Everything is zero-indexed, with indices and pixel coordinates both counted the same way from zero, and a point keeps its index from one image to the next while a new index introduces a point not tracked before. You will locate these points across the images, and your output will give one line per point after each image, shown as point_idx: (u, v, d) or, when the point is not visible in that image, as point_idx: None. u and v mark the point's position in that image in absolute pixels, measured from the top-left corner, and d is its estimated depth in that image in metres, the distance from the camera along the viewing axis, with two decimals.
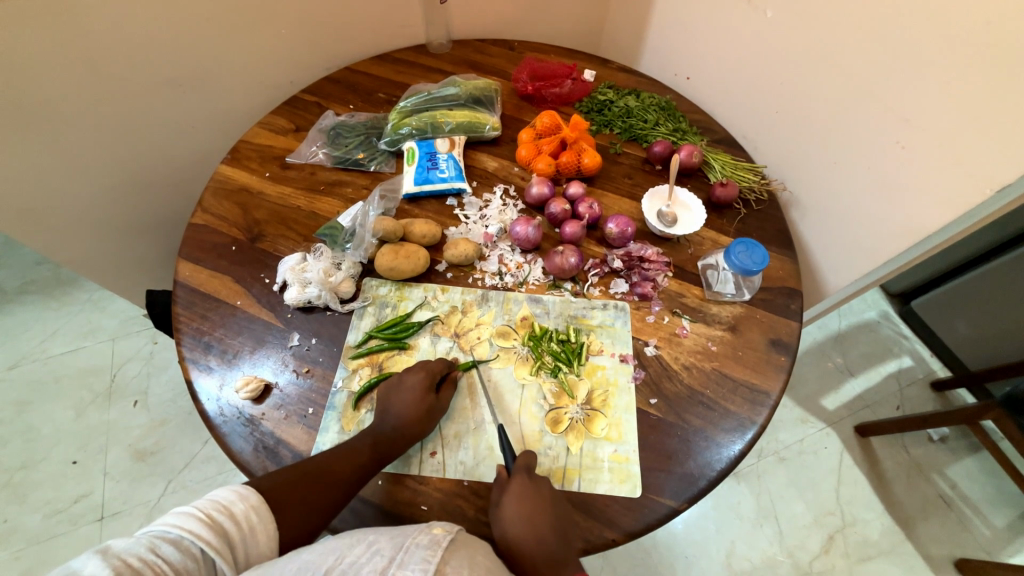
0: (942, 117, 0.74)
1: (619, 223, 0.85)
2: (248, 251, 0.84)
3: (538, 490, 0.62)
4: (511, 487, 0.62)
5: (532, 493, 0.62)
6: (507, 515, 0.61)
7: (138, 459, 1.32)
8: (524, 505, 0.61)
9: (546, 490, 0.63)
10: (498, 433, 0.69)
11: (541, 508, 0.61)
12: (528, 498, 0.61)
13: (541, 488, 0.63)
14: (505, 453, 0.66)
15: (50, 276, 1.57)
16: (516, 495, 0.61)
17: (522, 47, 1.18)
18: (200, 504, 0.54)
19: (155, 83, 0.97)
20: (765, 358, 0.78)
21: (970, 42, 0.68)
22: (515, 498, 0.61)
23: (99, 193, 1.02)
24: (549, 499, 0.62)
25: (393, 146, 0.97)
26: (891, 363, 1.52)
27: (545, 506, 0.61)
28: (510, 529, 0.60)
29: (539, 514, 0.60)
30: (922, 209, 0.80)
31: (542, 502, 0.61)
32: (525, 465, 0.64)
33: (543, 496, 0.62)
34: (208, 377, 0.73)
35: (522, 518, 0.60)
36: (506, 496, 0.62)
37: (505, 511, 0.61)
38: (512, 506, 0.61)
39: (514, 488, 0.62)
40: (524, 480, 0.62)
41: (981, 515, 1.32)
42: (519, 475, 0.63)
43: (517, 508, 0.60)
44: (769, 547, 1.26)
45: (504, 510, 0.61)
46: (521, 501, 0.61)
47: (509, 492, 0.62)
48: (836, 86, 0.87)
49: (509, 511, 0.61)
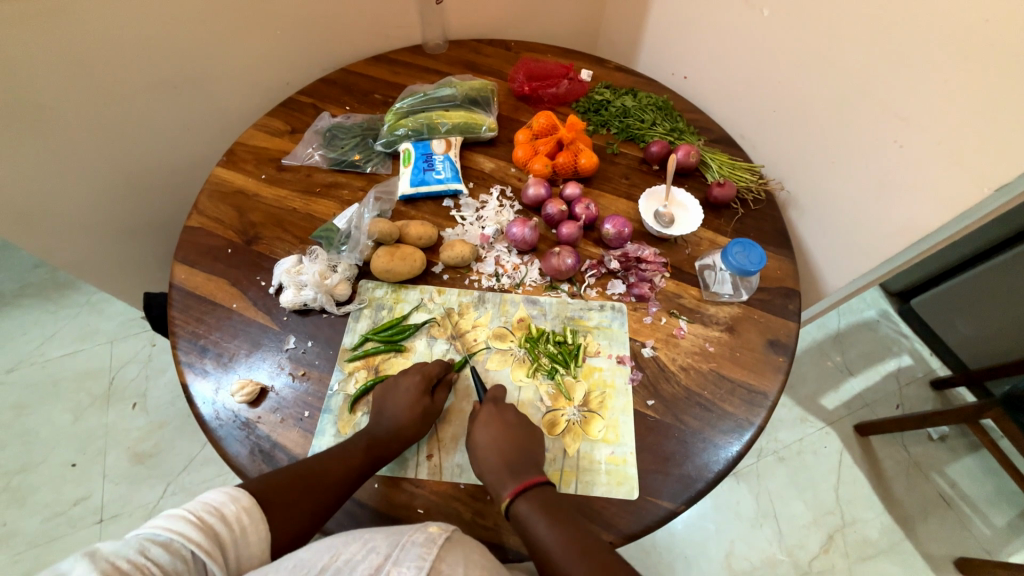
0: (939, 116, 0.74)
1: (616, 224, 0.85)
2: (244, 254, 0.84)
3: (504, 416, 0.67)
4: (479, 415, 0.67)
5: (497, 418, 0.66)
6: (477, 437, 0.65)
7: (137, 462, 1.32)
8: (491, 427, 0.65)
9: (512, 415, 0.67)
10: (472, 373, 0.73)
11: (505, 429, 0.65)
12: (495, 422, 0.66)
13: (507, 414, 0.67)
14: (478, 389, 0.71)
15: (48, 279, 1.56)
16: (485, 419, 0.66)
17: (519, 47, 1.18)
18: (190, 506, 0.54)
19: (151, 85, 0.97)
20: (762, 358, 0.77)
21: (968, 41, 0.68)
22: (483, 422, 0.66)
23: (95, 195, 1.02)
24: (516, 424, 0.66)
25: (389, 147, 0.97)
26: (890, 362, 1.52)
27: (510, 428, 0.65)
28: (478, 449, 0.64)
29: (505, 434, 0.65)
30: (920, 208, 0.79)
31: (508, 425, 0.66)
32: (494, 397, 0.69)
33: (508, 421, 0.66)
34: (203, 381, 0.72)
35: (490, 438, 0.64)
36: (476, 422, 0.66)
37: (474, 434, 0.65)
38: (481, 428, 0.65)
39: (482, 414, 0.67)
40: (492, 408, 0.67)
41: (980, 513, 1.32)
42: (488, 404, 0.68)
43: (484, 430, 0.65)
44: (770, 547, 1.26)
45: (473, 434, 0.66)
46: (488, 425, 0.66)
47: (478, 418, 0.67)
48: (834, 85, 0.86)
49: (476, 432, 0.65)
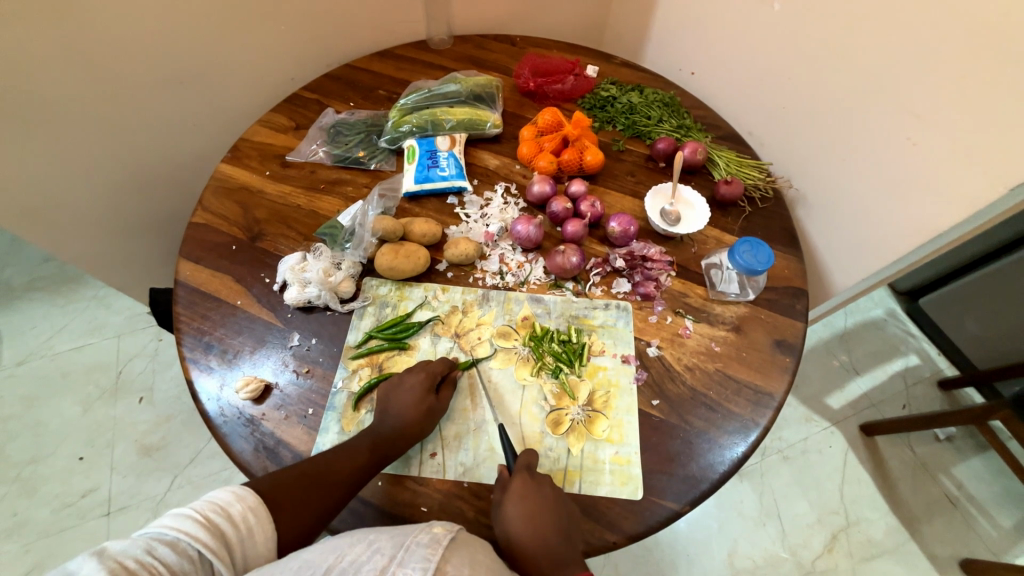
0: (954, 113, 0.72)
1: (621, 221, 0.84)
2: (249, 251, 0.84)
3: (540, 490, 0.61)
4: (512, 488, 0.61)
5: (533, 493, 0.61)
6: (511, 516, 0.59)
7: (144, 455, 1.33)
8: (527, 506, 0.60)
9: (548, 489, 0.62)
10: (499, 433, 0.68)
11: (542, 507, 0.60)
12: (531, 498, 0.60)
13: (542, 488, 0.62)
14: (507, 454, 0.66)
15: (56, 272, 1.57)
16: (519, 495, 0.60)
17: (524, 42, 1.17)
18: (196, 505, 0.54)
19: (155, 81, 0.96)
20: (769, 358, 0.77)
21: (983, 35, 0.67)
22: (517, 498, 0.60)
23: (101, 191, 1.02)
24: (552, 500, 0.61)
25: (393, 144, 0.96)
26: (897, 362, 1.50)
27: (547, 506, 0.60)
28: (513, 531, 0.59)
29: (543, 514, 0.59)
30: (932, 208, 0.78)
31: (545, 502, 0.60)
32: (527, 464, 0.64)
33: (544, 497, 0.61)
34: (208, 377, 0.72)
35: (526, 517, 0.59)
36: (509, 496, 0.61)
37: (507, 512, 0.60)
38: (515, 506, 0.60)
39: (516, 489, 0.61)
40: (526, 479, 0.62)
41: (987, 514, 1.31)
42: (521, 474, 0.62)
43: (519, 508, 0.60)
44: (774, 545, 1.26)
45: (505, 511, 0.60)
46: (523, 502, 0.60)
47: (511, 492, 0.61)
48: (846, 82, 0.85)
49: (511, 512, 0.60)
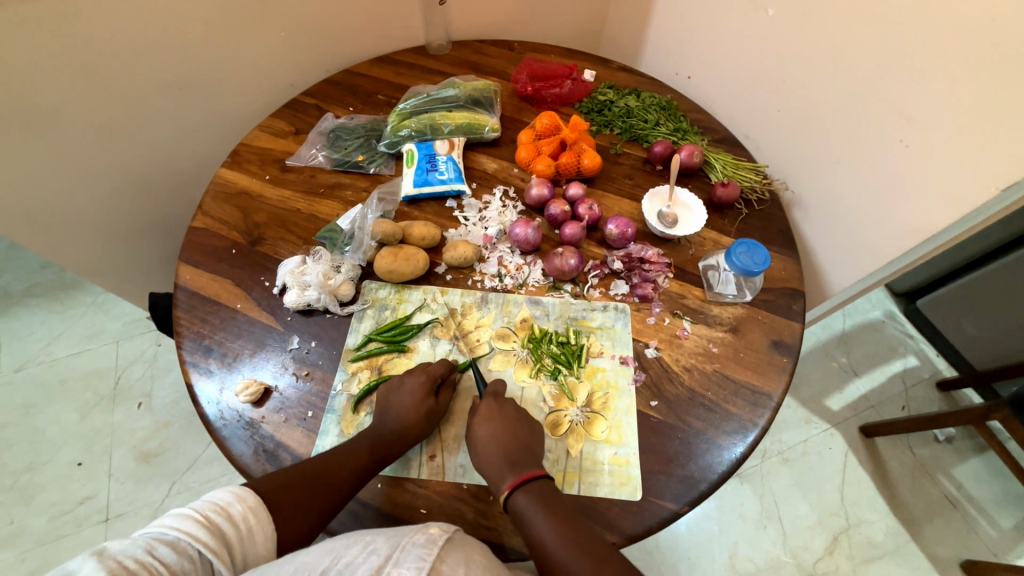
0: (947, 115, 0.73)
1: (619, 224, 0.85)
2: (248, 255, 0.84)
3: (504, 410, 0.67)
4: (479, 409, 0.67)
5: (497, 412, 0.66)
6: (477, 431, 0.65)
7: (143, 461, 1.33)
8: (489, 420, 0.65)
9: (513, 410, 0.67)
10: (472, 368, 0.74)
11: (504, 422, 0.65)
12: (495, 415, 0.66)
13: (507, 409, 0.67)
14: (479, 384, 0.71)
15: (55, 279, 1.58)
16: (485, 414, 0.66)
17: (522, 47, 1.18)
18: (196, 505, 0.54)
19: (156, 86, 0.97)
20: (766, 358, 0.77)
21: (975, 38, 0.67)
22: (483, 416, 0.66)
23: (101, 196, 1.03)
24: (515, 417, 0.66)
25: (392, 148, 0.97)
26: (896, 363, 1.51)
27: (510, 421, 0.65)
28: (479, 443, 0.64)
29: (504, 427, 0.65)
30: (927, 209, 0.79)
31: (507, 418, 0.66)
32: (495, 393, 0.69)
33: (507, 415, 0.66)
34: (208, 381, 0.73)
35: (488, 431, 0.64)
36: (476, 415, 0.67)
37: (474, 429, 0.65)
38: (481, 422, 0.65)
39: (481, 409, 0.67)
40: (491, 402, 0.67)
41: (987, 516, 1.31)
42: (488, 399, 0.68)
43: (484, 423, 0.65)
44: (774, 549, 1.26)
45: (472, 429, 0.66)
46: (488, 419, 0.66)
47: (478, 412, 0.67)
48: (840, 85, 0.86)
49: (476, 427, 0.65)
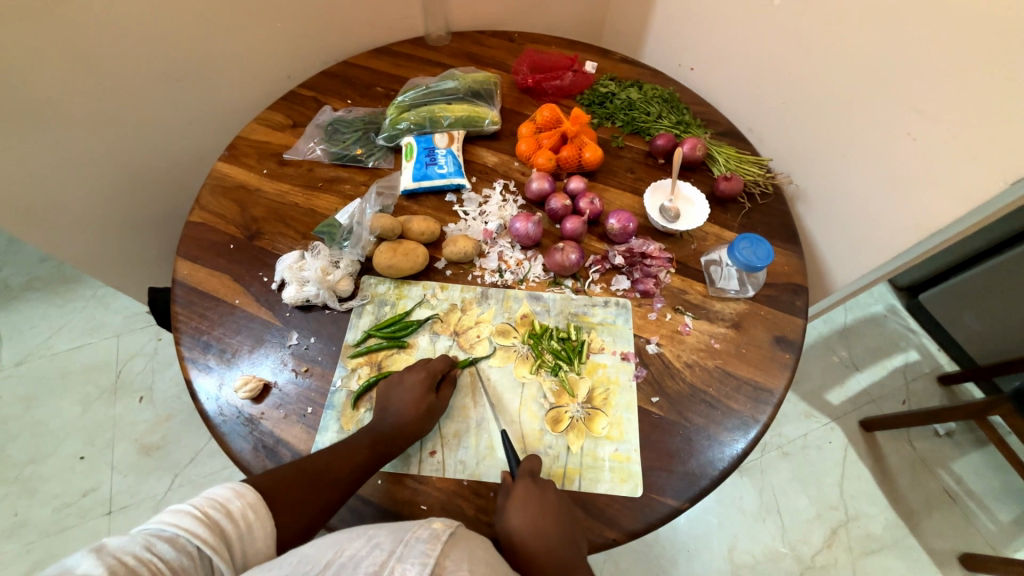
0: (956, 108, 0.72)
1: (621, 219, 0.84)
2: (246, 250, 0.84)
3: (543, 496, 0.61)
4: (516, 493, 0.61)
5: (537, 498, 0.61)
6: (515, 522, 0.59)
7: (144, 454, 1.33)
8: (531, 510, 0.59)
9: (552, 495, 0.62)
10: (502, 437, 0.68)
11: (547, 513, 0.60)
12: (536, 504, 0.60)
13: (547, 494, 0.61)
14: (510, 460, 0.65)
15: (54, 272, 1.57)
16: (524, 501, 0.60)
17: (523, 38, 1.16)
18: (195, 501, 0.54)
19: (151, 78, 0.96)
20: (769, 355, 0.77)
21: (985, 29, 0.66)
22: (522, 504, 0.60)
23: (98, 190, 1.02)
24: (555, 504, 0.61)
25: (391, 141, 0.96)
26: (897, 357, 1.50)
27: (552, 511, 0.60)
28: (519, 538, 0.58)
29: (546, 519, 0.59)
30: (933, 204, 0.78)
31: (548, 507, 0.60)
32: (530, 470, 0.63)
33: (548, 502, 0.61)
34: (207, 377, 0.72)
35: (531, 523, 0.58)
36: (513, 502, 0.60)
37: (511, 518, 0.59)
38: (520, 511, 0.59)
39: (520, 495, 0.60)
40: (529, 484, 0.61)
41: (986, 509, 1.31)
42: (524, 479, 0.62)
43: (524, 513, 0.59)
44: (774, 541, 1.26)
45: (509, 516, 0.59)
46: (526, 506, 0.60)
47: (515, 497, 0.60)
48: (846, 77, 0.85)
49: (515, 518, 0.59)
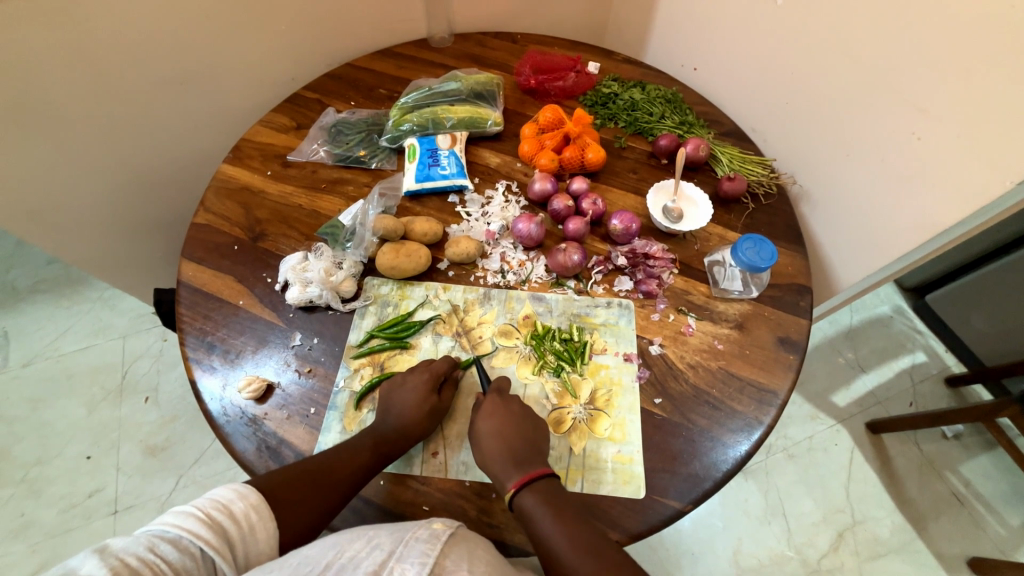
0: (961, 107, 0.71)
1: (623, 219, 0.84)
2: (250, 251, 0.84)
3: (509, 407, 0.66)
4: (483, 405, 0.67)
5: (502, 409, 0.66)
6: (482, 428, 0.65)
7: (149, 455, 1.34)
8: (495, 418, 0.65)
9: (517, 406, 0.67)
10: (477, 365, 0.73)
11: (510, 420, 0.65)
12: (501, 412, 0.66)
13: (512, 405, 0.67)
14: (482, 380, 0.71)
15: (62, 275, 1.58)
16: (489, 410, 0.66)
17: (525, 39, 1.16)
18: (198, 503, 0.54)
19: (157, 81, 0.96)
20: (772, 356, 0.76)
21: (990, 27, 0.65)
22: (487, 413, 0.66)
23: (104, 192, 1.02)
24: (519, 413, 0.66)
25: (394, 142, 0.96)
26: (904, 359, 1.49)
27: (515, 419, 0.65)
28: (482, 439, 0.64)
29: (509, 424, 0.64)
30: (939, 204, 0.77)
31: (512, 414, 0.66)
32: (499, 389, 0.69)
33: (512, 411, 0.66)
34: (210, 377, 0.73)
35: (493, 427, 0.64)
36: (480, 413, 0.66)
37: (478, 425, 0.65)
38: (485, 419, 0.65)
39: (486, 406, 0.66)
40: (496, 399, 0.67)
41: (995, 513, 1.30)
42: (492, 395, 0.68)
43: (488, 420, 0.65)
44: (779, 544, 1.25)
45: (476, 424, 0.65)
46: (492, 415, 0.65)
47: (483, 409, 0.66)
48: (850, 77, 0.84)
49: (481, 424, 0.65)
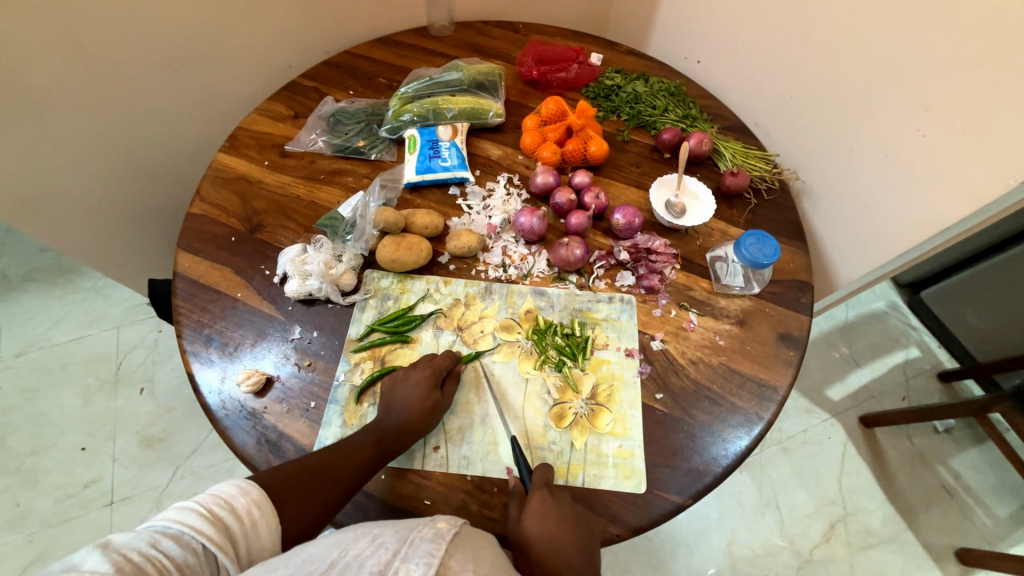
0: (966, 104, 0.71)
1: (626, 214, 0.83)
2: (248, 242, 0.83)
3: (560, 508, 0.61)
4: (531, 503, 0.60)
5: (552, 509, 0.60)
6: (532, 534, 0.59)
7: (146, 446, 1.33)
8: (547, 523, 0.59)
9: (566, 505, 0.62)
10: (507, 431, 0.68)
11: (563, 526, 0.59)
12: (552, 515, 0.60)
13: (562, 505, 0.61)
14: (523, 470, 0.65)
15: (53, 264, 1.56)
16: (539, 512, 0.59)
17: (527, 29, 1.14)
18: (201, 498, 0.53)
19: (150, 68, 0.94)
20: (773, 352, 0.76)
21: (997, 25, 0.65)
22: (538, 516, 0.59)
23: (97, 181, 1.00)
24: (570, 516, 0.61)
25: (394, 133, 0.95)
26: (898, 354, 1.50)
27: (568, 524, 0.60)
28: (534, 549, 0.58)
29: (562, 531, 0.59)
30: (942, 201, 0.77)
31: (564, 519, 0.60)
32: (545, 481, 0.62)
33: (563, 515, 0.60)
34: (209, 370, 0.72)
35: (547, 536, 0.58)
36: (528, 513, 0.60)
37: (527, 529, 0.59)
38: (535, 523, 0.59)
39: (536, 506, 0.60)
40: (545, 495, 0.61)
41: (983, 505, 1.32)
42: (539, 491, 0.61)
43: (539, 525, 0.59)
44: (772, 535, 1.27)
45: (525, 527, 0.59)
46: (543, 519, 0.59)
47: (531, 508, 0.60)
48: (855, 73, 0.84)
49: (531, 529, 0.59)
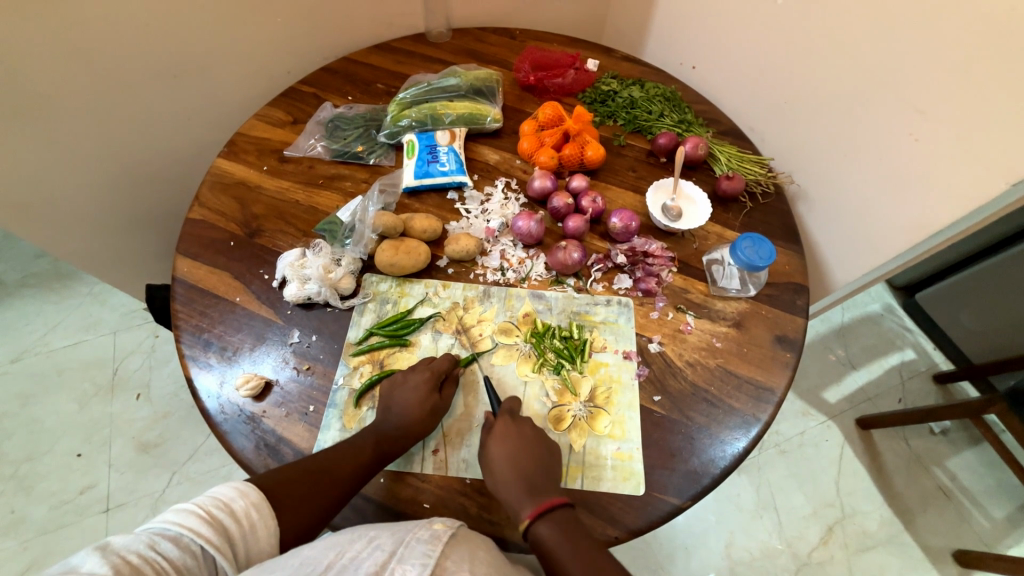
0: (958, 109, 0.72)
1: (623, 217, 0.84)
2: (247, 247, 0.83)
3: (522, 431, 0.65)
4: (495, 428, 0.65)
5: (514, 433, 0.64)
6: (493, 453, 0.63)
7: (142, 451, 1.32)
8: (507, 443, 0.63)
9: (529, 429, 0.66)
10: (486, 384, 0.72)
11: (523, 445, 0.63)
12: (512, 436, 0.64)
13: (524, 429, 0.65)
14: (493, 401, 0.69)
15: (51, 269, 1.55)
16: (500, 433, 0.64)
17: (524, 35, 1.16)
18: (199, 500, 0.54)
19: (149, 74, 0.95)
20: (770, 354, 0.77)
21: (987, 32, 0.66)
22: (500, 437, 0.64)
23: (95, 185, 1.01)
24: (532, 438, 0.64)
25: (392, 138, 0.95)
26: (893, 356, 1.52)
27: (529, 445, 0.64)
28: (494, 465, 0.62)
29: (521, 450, 0.63)
30: (935, 204, 0.78)
31: (524, 440, 0.64)
32: (510, 410, 0.67)
33: (524, 436, 0.64)
34: (207, 375, 0.72)
35: (506, 453, 0.62)
36: (492, 436, 0.64)
37: (489, 449, 0.64)
38: (497, 444, 0.63)
39: (498, 428, 0.65)
40: (507, 421, 0.65)
41: (980, 507, 1.32)
42: (503, 415, 0.66)
43: (500, 445, 0.63)
44: (770, 538, 1.27)
45: (488, 449, 0.64)
46: (503, 439, 0.64)
47: (494, 432, 0.65)
48: (848, 78, 0.85)
49: (492, 448, 0.63)
